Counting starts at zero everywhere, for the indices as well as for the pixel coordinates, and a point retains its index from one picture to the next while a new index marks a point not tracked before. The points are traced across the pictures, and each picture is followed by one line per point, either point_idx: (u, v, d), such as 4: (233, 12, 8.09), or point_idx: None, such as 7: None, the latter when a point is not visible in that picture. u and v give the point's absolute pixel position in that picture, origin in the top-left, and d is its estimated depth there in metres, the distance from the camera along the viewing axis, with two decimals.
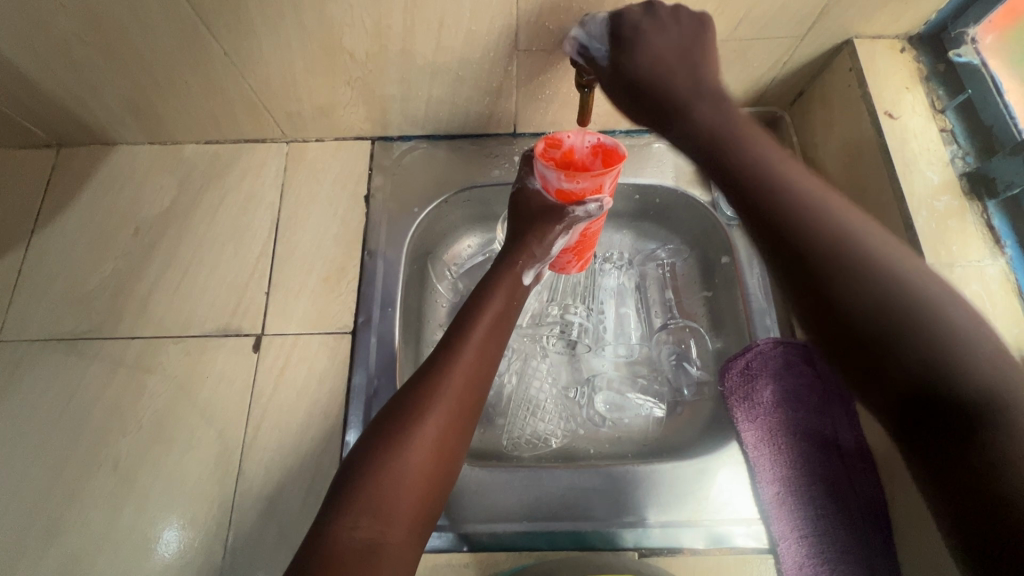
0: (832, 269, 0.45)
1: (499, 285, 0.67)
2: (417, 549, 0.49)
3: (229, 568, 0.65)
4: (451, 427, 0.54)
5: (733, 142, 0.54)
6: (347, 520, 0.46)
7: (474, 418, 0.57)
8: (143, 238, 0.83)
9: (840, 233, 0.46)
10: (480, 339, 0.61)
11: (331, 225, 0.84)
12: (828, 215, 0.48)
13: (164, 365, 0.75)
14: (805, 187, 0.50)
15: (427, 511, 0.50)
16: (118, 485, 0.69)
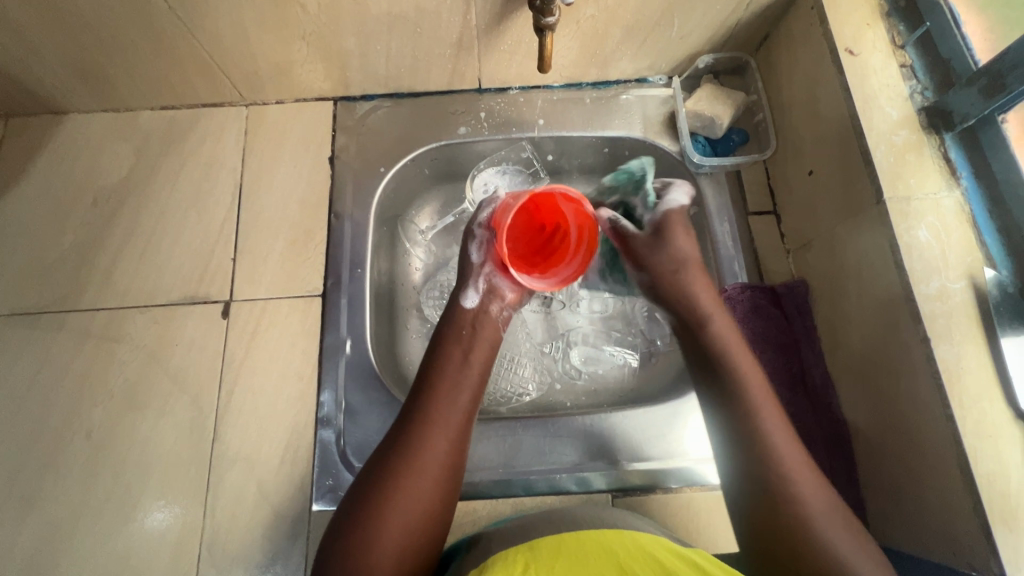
0: (782, 490, 0.50)
1: (455, 335, 0.63)
2: None
3: (209, 528, 0.66)
4: (431, 497, 0.52)
5: (724, 341, 0.59)
6: None
7: (454, 479, 0.55)
8: (103, 208, 0.81)
9: (777, 450, 0.52)
10: (438, 443, 0.54)
11: (296, 188, 0.82)
12: (779, 437, 0.52)
13: (132, 335, 0.74)
14: (760, 408, 0.54)
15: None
16: (92, 454, 0.69)
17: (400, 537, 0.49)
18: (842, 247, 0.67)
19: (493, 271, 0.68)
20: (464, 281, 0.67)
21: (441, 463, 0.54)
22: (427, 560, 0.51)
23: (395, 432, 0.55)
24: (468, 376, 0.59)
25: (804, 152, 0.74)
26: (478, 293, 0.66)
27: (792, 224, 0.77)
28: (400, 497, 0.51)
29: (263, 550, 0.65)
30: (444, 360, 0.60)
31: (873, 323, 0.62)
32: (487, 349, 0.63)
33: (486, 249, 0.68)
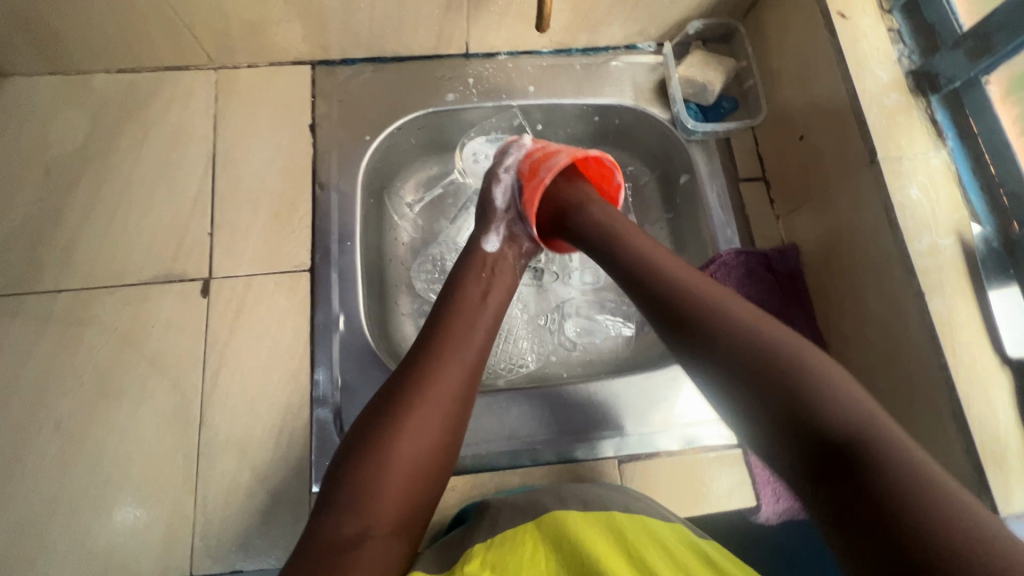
0: (772, 356, 0.43)
1: (475, 274, 0.65)
2: (405, 541, 0.50)
3: (202, 517, 0.63)
4: (443, 419, 0.53)
5: (638, 249, 0.56)
6: (333, 519, 0.48)
7: (467, 406, 0.56)
8: (57, 181, 0.73)
9: (722, 314, 0.47)
10: (452, 372, 0.55)
11: (275, 158, 0.77)
12: (727, 305, 0.48)
13: (101, 317, 0.68)
14: (684, 279, 0.51)
15: (417, 503, 0.51)
16: (64, 446, 0.64)
17: (412, 462, 0.51)
18: (835, 210, 0.69)
19: (513, 219, 0.71)
20: (486, 227, 0.70)
21: (453, 392, 0.54)
22: (430, 491, 0.52)
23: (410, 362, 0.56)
24: (484, 313, 0.61)
25: (794, 117, 0.75)
26: (499, 240, 0.69)
27: (782, 190, 0.79)
28: (414, 424, 0.52)
29: (262, 537, 0.62)
30: (462, 296, 0.62)
31: (866, 283, 0.64)
32: (505, 290, 0.65)
33: (511, 197, 0.72)
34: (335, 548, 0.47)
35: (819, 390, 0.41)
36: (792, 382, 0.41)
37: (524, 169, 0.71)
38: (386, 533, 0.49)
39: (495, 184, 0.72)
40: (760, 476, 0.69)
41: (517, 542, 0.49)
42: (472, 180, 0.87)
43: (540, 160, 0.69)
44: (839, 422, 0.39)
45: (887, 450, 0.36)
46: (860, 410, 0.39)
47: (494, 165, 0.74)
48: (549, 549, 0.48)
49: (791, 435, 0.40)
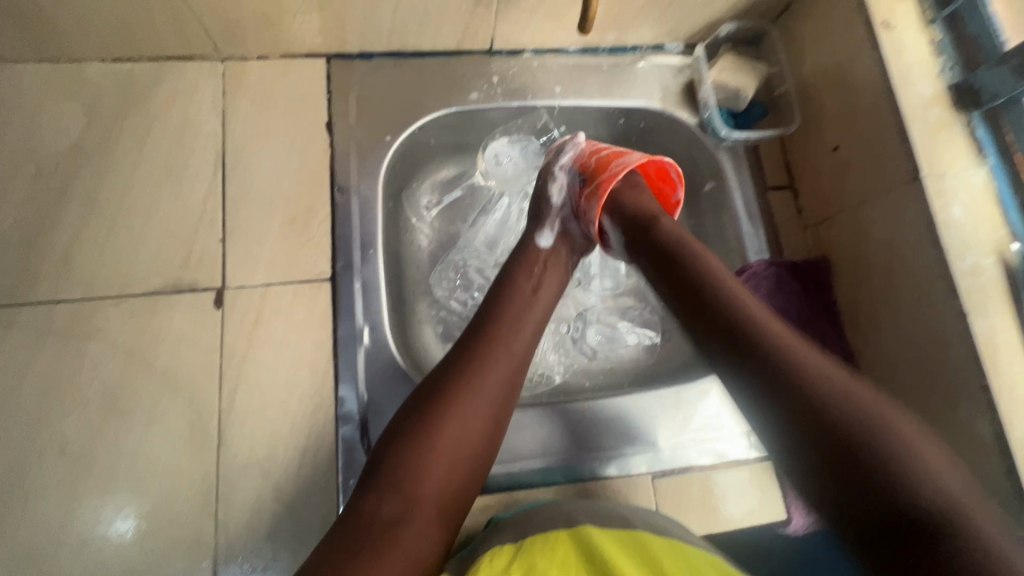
0: (854, 418, 0.42)
1: (525, 266, 0.65)
2: (443, 530, 0.50)
3: (224, 544, 0.59)
4: (488, 411, 0.53)
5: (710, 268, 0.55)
6: (375, 499, 0.49)
7: (511, 402, 0.56)
8: (50, 181, 0.67)
9: (817, 373, 0.45)
10: (500, 366, 0.56)
11: (289, 159, 0.72)
12: (818, 366, 0.46)
13: (105, 331, 0.64)
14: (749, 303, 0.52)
15: (456, 492, 0.51)
16: (70, 472, 0.59)
17: (452, 450, 0.51)
18: (869, 224, 0.68)
19: (568, 216, 0.70)
20: (539, 222, 0.69)
21: (499, 385, 0.55)
22: (471, 482, 0.52)
23: (460, 354, 0.57)
24: (533, 310, 0.61)
25: (827, 127, 0.74)
26: (554, 235, 0.69)
27: (811, 200, 0.78)
28: (457, 411, 0.52)
29: (289, 562, 0.60)
30: (513, 292, 0.62)
31: (902, 299, 0.65)
32: (553, 288, 0.65)
33: (568, 193, 0.70)
34: (371, 526, 0.47)
35: (901, 442, 0.41)
36: (865, 443, 0.41)
37: (590, 164, 0.69)
38: (425, 519, 0.49)
39: (550, 180, 0.71)
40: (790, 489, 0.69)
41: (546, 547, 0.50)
42: (493, 182, 0.83)
43: (606, 160, 0.68)
44: (923, 506, 0.38)
45: (981, 539, 0.36)
46: (949, 496, 0.38)
47: (548, 161, 0.72)
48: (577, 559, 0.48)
49: (841, 470, 0.41)
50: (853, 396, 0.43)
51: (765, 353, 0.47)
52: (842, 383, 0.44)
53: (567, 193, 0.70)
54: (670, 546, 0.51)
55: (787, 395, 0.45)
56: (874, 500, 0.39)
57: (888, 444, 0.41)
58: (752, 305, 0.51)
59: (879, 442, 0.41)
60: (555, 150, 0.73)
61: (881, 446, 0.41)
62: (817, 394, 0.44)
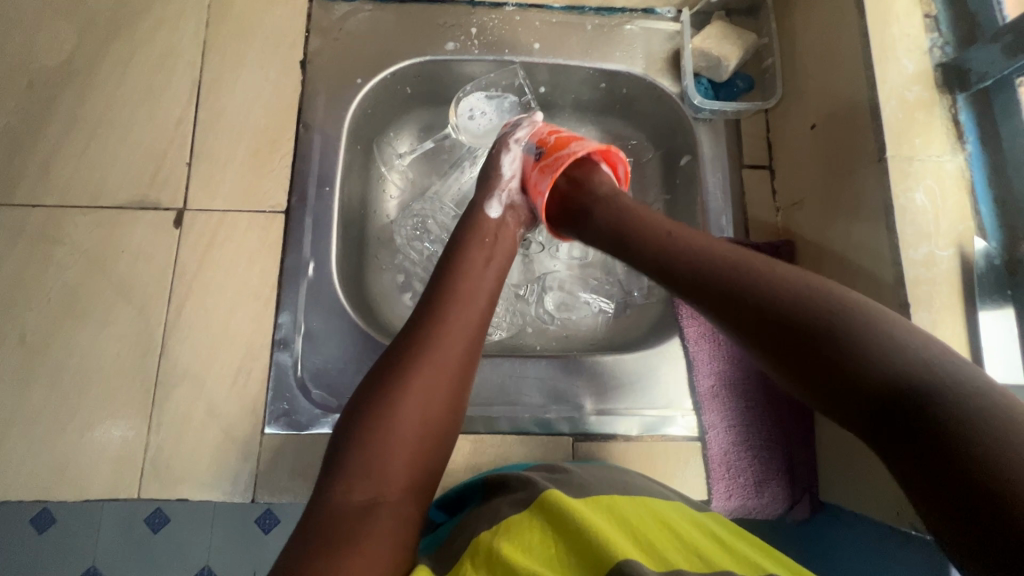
0: (796, 308, 0.39)
1: (477, 239, 0.65)
2: (418, 508, 0.49)
3: (155, 444, 0.64)
4: (448, 384, 0.52)
5: (638, 214, 0.55)
6: (342, 487, 0.47)
7: (469, 373, 0.55)
8: (39, 93, 0.72)
9: (774, 281, 0.41)
10: (458, 339, 0.55)
11: (260, 93, 0.74)
12: (766, 274, 0.42)
13: (72, 237, 0.68)
14: (681, 231, 0.50)
15: (426, 468, 0.50)
16: (26, 360, 0.64)
17: (417, 429, 0.50)
18: (835, 208, 0.65)
19: (517, 189, 0.70)
20: (488, 191, 0.70)
21: (456, 357, 0.54)
22: (439, 457, 0.51)
23: (412, 331, 0.55)
24: (485, 282, 0.60)
25: (807, 104, 0.70)
26: (501, 207, 0.69)
27: (786, 181, 0.74)
28: (418, 394, 0.51)
29: (211, 469, 0.63)
30: (465, 265, 0.61)
31: (854, 288, 0.61)
32: (505, 255, 0.65)
33: (518, 165, 0.71)
34: (342, 515, 0.45)
35: (877, 339, 0.35)
36: (837, 333, 0.36)
37: (548, 141, 0.69)
38: (396, 500, 0.47)
39: (503, 151, 0.71)
40: (716, 471, 0.67)
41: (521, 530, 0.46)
42: (465, 138, 0.82)
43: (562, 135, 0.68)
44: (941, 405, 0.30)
45: (954, 392, 0.31)
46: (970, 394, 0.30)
47: (505, 134, 0.73)
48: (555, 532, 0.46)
49: (830, 377, 0.36)
50: (812, 286, 0.39)
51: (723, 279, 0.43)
52: (785, 279, 0.41)
53: (518, 166, 0.71)
54: (636, 501, 0.52)
55: (746, 306, 0.41)
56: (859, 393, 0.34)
57: (824, 315, 0.37)
58: (678, 235, 0.50)
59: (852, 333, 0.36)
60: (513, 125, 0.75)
61: (864, 334, 0.35)
62: (768, 300, 0.40)
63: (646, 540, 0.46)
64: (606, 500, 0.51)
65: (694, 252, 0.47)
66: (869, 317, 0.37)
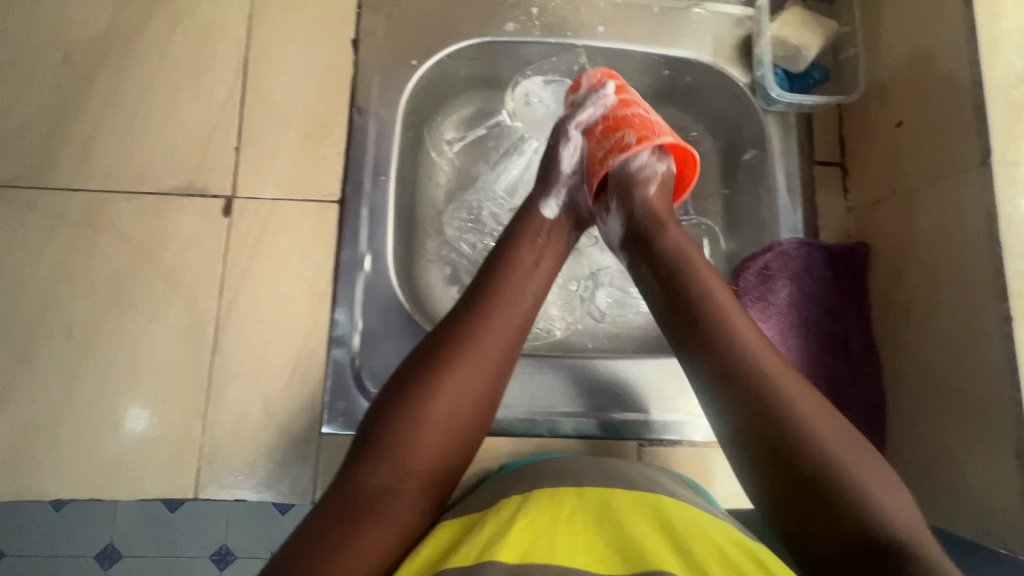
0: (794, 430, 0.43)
1: (528, 238, 0.59)
2: (438, 499, 0.49)
3: (209, 443, 0.61)
4: (478, 382, 0.50)
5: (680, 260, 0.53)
6: (364, 468, 0.47)
7: (506, 373, 0.53)
8: (75, 68, 0.67)
9: (791, 410, 0.43)
10: (497, 337, 0.52)
11: (311, 74, 0.70)
12: (787, 388, 0.45)
13: (116, 225, 0.65)
14: (712, 290, 0.51)
15: (449, 462, 0.49)
16: (73, 353, 0.62)
17: (445, 427, 0.49)
18: (923, 212, 0.62)
19: (575, 184, 0.64)
20: (547, 186, 0.63)
21: (494, 359, 0.51)
22: (466, 452, 0.51)
23: (453, 319, 0.53)
24: (533, 282, 0.57)
25: (892, 99, 0.67)
26: (558, 207, 0.63)
27: (862, 179, 0.71)
28: (450, 389, 0.49)
29: (267, 469, 0.61)
30: (515, 263, 0.57)
31: (944, 296, 0.60)
32: (553, 259, 0.60)
33: (580, 156, 0.64)
34: (362, 497, 0.46)
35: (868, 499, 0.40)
36: (806, 455, 0.42)
37: (610, 127, 0.63)
38: (416, 489, 0.47)
39: (564, 141, 0.64)
40: None
41: (554, 503, 0.50)
42: (519, 124, 0.78)
43: (631, 125, 0.62)
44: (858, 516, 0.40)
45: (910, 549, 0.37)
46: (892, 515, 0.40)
47: (566, 118, 0.66)
48: (585, 513, 0.49)
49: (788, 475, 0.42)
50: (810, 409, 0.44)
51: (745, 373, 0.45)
52: (784, 386, 0.45)
53: (579, 156, 0.64)
54: (683, 506, 0.52)
55: (739, 392, 0.45)
56: (787, 469, 0.42)
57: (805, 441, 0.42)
58: (715, 297, 0.50)
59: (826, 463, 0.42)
60: (575, 104, 0.67)
61: (838, 466, 0.41)
62: (760, 397, 0.44)
63: (684, 547, 0.46)
64: (649, 499, 0.52)
65: (715, 318, 0.48)
66: (847, 461, 0.42)
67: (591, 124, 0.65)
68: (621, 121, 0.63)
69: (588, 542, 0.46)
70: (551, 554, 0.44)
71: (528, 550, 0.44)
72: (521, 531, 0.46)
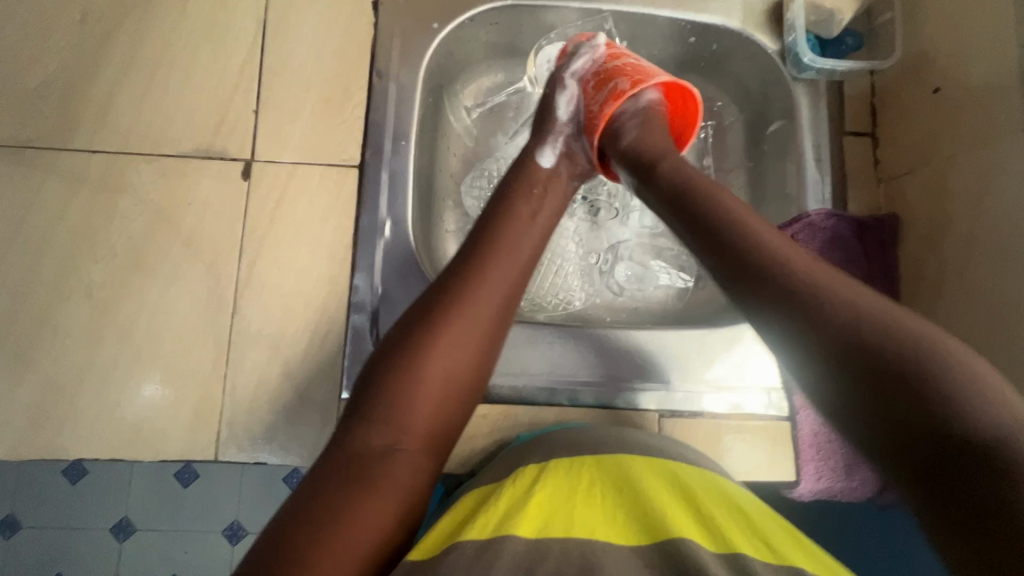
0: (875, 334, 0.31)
1: (526, 193, 0.56)
2: (439, 460, 0.45)
3: (229, 405, 0.61)
4: (477, 336, 0.47)
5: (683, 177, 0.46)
6: (360, 428, 0.43)
7: (504, 326, 0.49)
8: (93, 28, 0.66)
9: (839, 300, 0.32)
10: (497, 288, 0.48)
11: (330, 36, 0.69)
12: (801, 269, 0.35)
13: (136, 186, 0.64)
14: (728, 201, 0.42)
15: (449, 421, 0.46)
16: (94, 314, 0.62)
17: (443, 383, 0.45)
18: (960, 183, 0.62)
19: (572, 133, 0.61)
20: (542, 137, 0.61)
21: (494, 309, 0.48)
22: (465, 412, 0.47)
23: (451, 270, 0.49)
24: (529, 234, 0.52)
25: (930, 66, 0.66)
26: (555, 155, 0.60)
27: (894, 150, 0.70)
28: (447, 343, 0.45)
29: (288, 433, 0.61)
30: (508, 215, 0.53)
31: (982, 267, 0.59)
32: (552, 212, 0.56)
33: (576, 104, 0.62)
34: (359, 460, 0.42)
35: (951, 406, 0.28)
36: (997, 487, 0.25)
37: (602, 73, 0.61)
38: (416, 449, 0.44)
39: (559, 89, 0.62)
40: (804, 453, 0.65)
41: (572, 475, 0.49)
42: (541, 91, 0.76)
43: (623, 72, 0.59)
44: (951, 424, 0.27)
45: None
46: (977, 414, 0.27)
47: (559, 68, 0.64)
48: (603, 485, 0.48)
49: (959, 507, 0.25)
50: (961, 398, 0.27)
51: (759, 266, 0.36)
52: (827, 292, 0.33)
53: (575, 104, 0.62)
54: (701, 478, 0.50)
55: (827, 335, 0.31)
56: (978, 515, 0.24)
57: (884, 338, 0.30)
58: (727, 203, 0.42)
59: (913, 370, 0.29)
60: (567, 55, 0.65)
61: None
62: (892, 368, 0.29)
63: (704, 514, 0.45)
64: (671, 467, 0.51)
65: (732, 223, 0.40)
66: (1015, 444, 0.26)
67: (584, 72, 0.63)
68: (612, 71, 0.60)
69: (609, 515, 0.45)
70: (569, 530, 0.43)
71: (546, 525, 0.43)
72: (539, 506, 0.45)
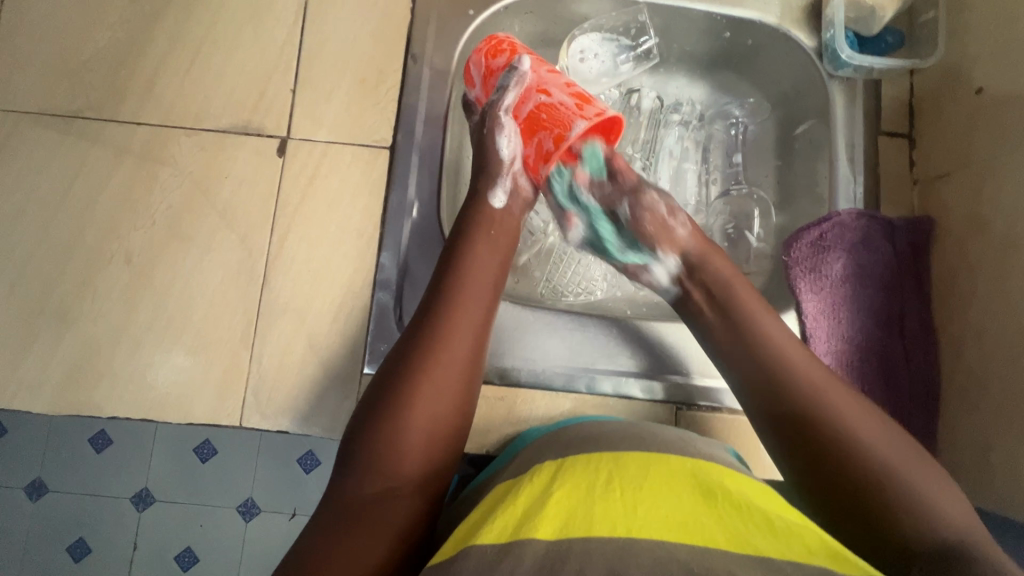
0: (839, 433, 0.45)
1: (477, 232, 0.56)
2: (433, 499, 0.46)
3: (255, 374, 0.63)
4: (455, 382, 0.48)
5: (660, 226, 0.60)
6: (352, 480, 0.44)
7: (477, 369, 0.50)
8: (143, 5, 0.69)
9: (834, 415, 0.46)
10: (468, 333, 0.50)
11: (369, 20, 0.70)
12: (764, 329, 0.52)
13: (176, 159, 0.66)
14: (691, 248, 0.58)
15: (437, 464, 0.47)
16: (131, 280, 0.64)
17: (427, 429, 0.46)
18: (999, 184, 0.60)
19: (520, 172, 0.61)
20: (491, 176, 0.60)
21: (465, 354, 0.49)
22: (452, 453, 0.48)
23: (420, 317, 0.50)
24: (489, 271, 0.54)
25: (973, 64, 0.65)
26: (505, 193, 0.60)
27: (931, 151, 0.69)
28: (427, 390, 0.46)
29: (312, 405, 0.63)
30: (468, 258, 0.54)
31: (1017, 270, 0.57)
32: (508, 248, 0.57)
33: (516, 143, 0.61)
34: (353, 510, 0.43)
35: (897, 478, 0.43)
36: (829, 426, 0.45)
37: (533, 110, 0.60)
38: (407, 493, 0.45)
39: (497, 129, 0.60)
40: None
41: (591, 469, 0.45)
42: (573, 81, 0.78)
43: (544, 124, 0.60)
44: (876, 470, 0.44)
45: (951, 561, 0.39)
46: (893, 461, 0.44)
47: (491, 103, 0.61)
48: (625, 477, 0.44)
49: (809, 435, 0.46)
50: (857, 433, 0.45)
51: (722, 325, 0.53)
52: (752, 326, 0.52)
53: (515, 144, 0.61)
54: (724, 469, 0.47)
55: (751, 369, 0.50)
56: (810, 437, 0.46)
57: (811, 413, 0.46)
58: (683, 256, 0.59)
59: (880, 477, 0.43)
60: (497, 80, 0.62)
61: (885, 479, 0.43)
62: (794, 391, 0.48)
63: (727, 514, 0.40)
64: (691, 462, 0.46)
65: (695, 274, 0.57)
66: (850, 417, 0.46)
67: (519, 109, 0.61)
68: (533, 120, 0.60)
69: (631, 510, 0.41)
70: (590, 528, 0.39)
71: (567, 525, 0.40)
72: (558, 506, 0.42)
